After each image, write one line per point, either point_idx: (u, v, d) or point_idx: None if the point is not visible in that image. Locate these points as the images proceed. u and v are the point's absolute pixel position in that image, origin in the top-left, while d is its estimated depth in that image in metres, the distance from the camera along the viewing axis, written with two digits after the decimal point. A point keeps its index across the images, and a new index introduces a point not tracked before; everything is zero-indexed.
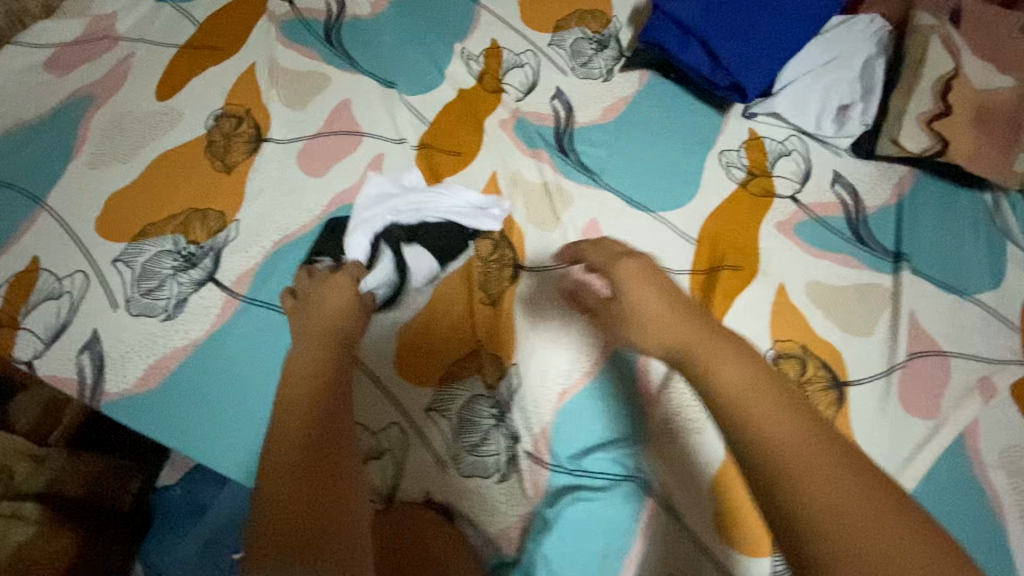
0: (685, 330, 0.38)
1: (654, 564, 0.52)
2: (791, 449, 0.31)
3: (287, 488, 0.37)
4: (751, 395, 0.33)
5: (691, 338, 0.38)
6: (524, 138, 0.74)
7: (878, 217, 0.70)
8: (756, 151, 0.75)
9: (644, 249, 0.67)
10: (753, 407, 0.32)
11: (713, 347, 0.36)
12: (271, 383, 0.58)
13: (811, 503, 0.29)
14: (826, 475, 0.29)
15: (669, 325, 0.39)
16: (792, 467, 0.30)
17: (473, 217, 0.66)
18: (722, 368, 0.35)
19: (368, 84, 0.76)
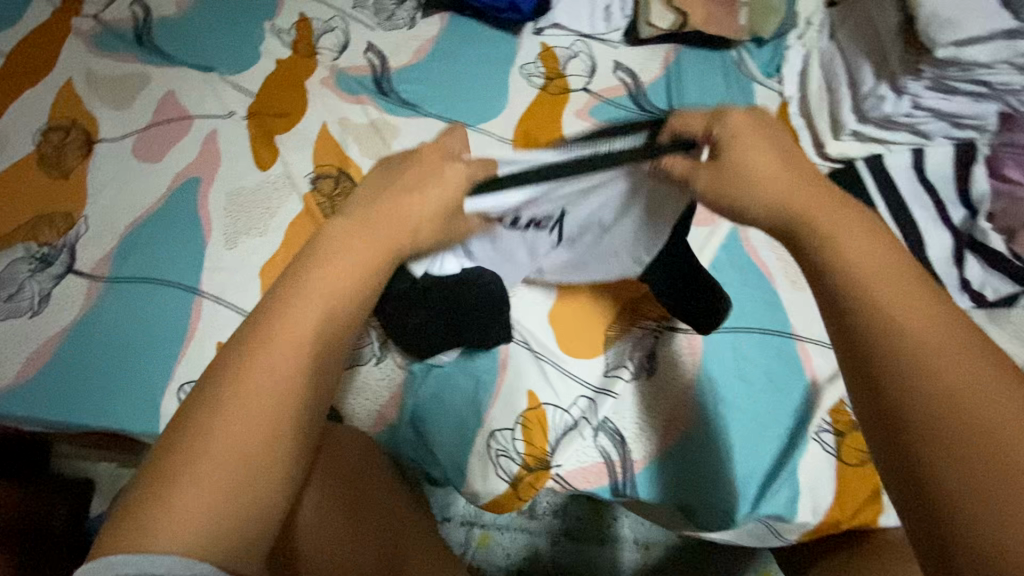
0: (815, 198, 0.41)
1: (517, 387, 0.61)
2: (898, 325, 0.33)
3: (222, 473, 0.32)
4: (886, 288, 0.35)
5: (821, 209, 0.40)
6: (346, 90, 0.83)
7: (653, 87, 0.84)
8: (549, 59, 0.87)
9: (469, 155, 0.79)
10: (903, 317, 0.33)
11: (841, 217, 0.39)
12: (151, 343, 0.63)
13: (917, 389, 0.31)
14: (966, 387, 0.31)
15: (816, 201, 0.40)
16: (931, 365, 0.32)
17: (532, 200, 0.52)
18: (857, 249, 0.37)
19: (189, 74, 0.82)
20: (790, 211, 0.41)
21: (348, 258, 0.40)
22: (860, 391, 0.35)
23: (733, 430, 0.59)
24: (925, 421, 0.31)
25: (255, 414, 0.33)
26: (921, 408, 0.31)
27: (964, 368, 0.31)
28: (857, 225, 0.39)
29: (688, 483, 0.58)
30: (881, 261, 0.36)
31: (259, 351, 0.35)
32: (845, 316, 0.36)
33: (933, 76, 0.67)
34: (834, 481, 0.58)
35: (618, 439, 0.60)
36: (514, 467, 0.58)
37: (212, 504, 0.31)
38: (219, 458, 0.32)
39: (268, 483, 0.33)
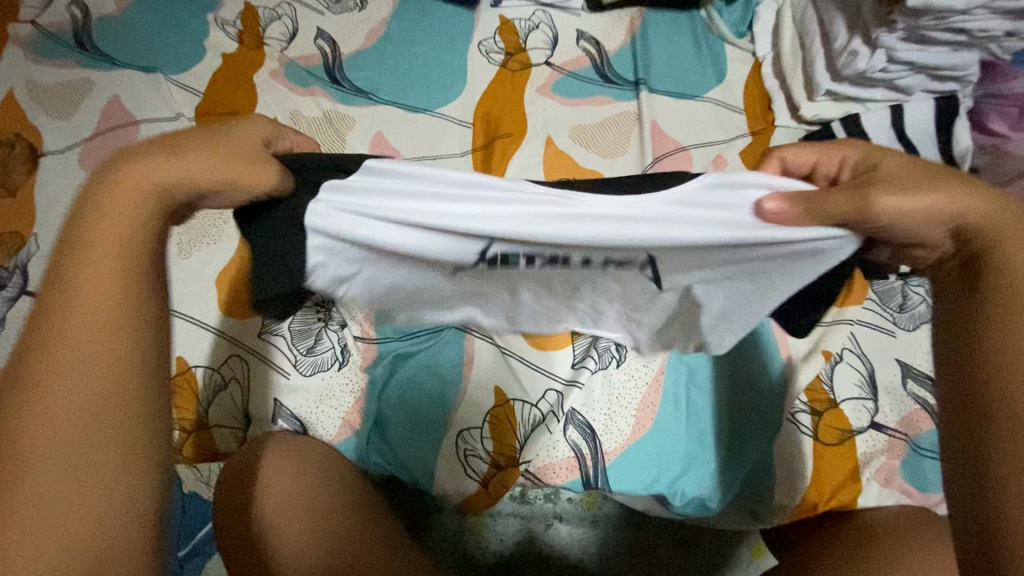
0: (980, 207, 0.36)
1: (484, 385, 0.60)
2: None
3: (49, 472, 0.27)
4: None
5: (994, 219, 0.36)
6: (296, 81, 0.79)
7: (618, 56, 0.81)
8: (509, 34, 0.83)
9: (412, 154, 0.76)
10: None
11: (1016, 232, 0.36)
12: None
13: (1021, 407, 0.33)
14: None
15: (1000, 217, 0.36)
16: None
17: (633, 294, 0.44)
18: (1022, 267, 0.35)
19: (133, 76, 0.78)
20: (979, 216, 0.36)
21: (129, 221, 0.33)
22: (960, 400, 0.37)
23: (704, 416, 0.59)
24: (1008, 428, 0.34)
25: (82, 414, 0.29)
26: (1003, 442, 0.34)
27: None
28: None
29: (661, 474, 0.57)
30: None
31: (53, 365, 0.29)
32: (976, 321, 0.36)
33: (908, 27, 0.62)
34: (810, 461, 0.56)
35: (588, 432, 0.58)
36: (482, 466, 0.58)
37: (68, 519, 0.27)
38: (61, 462, 0.27)
39: (100, 498, 0.28)
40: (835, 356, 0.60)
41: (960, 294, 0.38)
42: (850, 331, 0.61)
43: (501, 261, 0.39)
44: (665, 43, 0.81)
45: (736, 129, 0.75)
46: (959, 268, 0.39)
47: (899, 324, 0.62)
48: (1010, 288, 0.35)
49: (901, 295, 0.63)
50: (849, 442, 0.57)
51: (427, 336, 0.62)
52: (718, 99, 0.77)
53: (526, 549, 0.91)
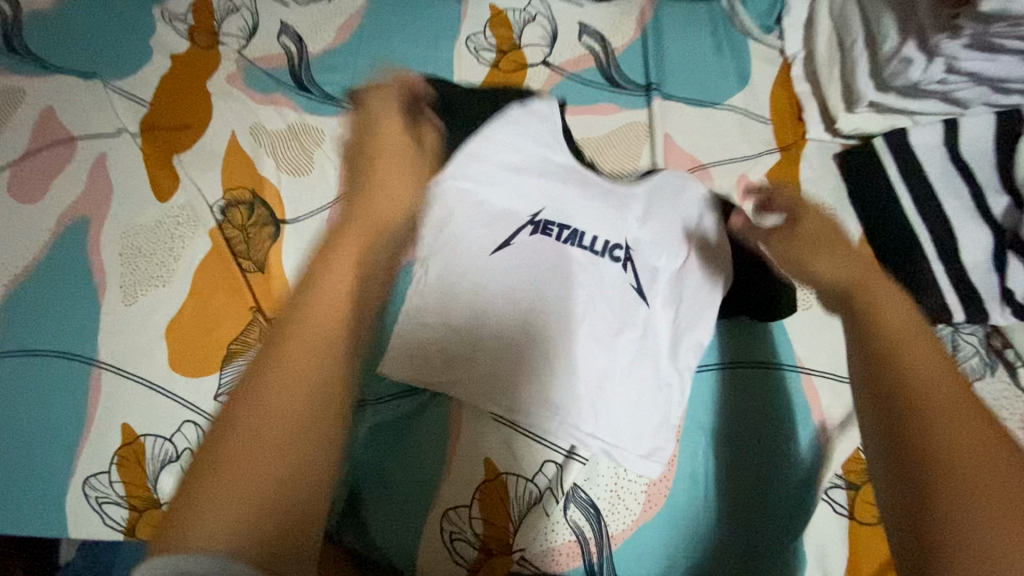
0: (850, 270, 0.42)
1: (472, 459, 0.52)
2: (906, 359, 0.34)
3: (266, 437, 0.31)
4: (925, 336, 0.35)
5: (860, 277, 0.40)
6: (257, 87, 0.69)
7: (627, 54, 0.71)
8: (501, 27, 0.72)
9: None
10: (908, 355, 0.34)
11: (879, 284, 0.39)
12: (42, 431, 0.53)
13: (933, 429, 0.30)
14: (954, 428, 0.30)
15: (865, 275, 0.41)
16: (920, 395, 0.32)
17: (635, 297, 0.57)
18: (879, 298, 0.38)
19: (69, 83, 0.68)
20: (848, 274, 0.41)
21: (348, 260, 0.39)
22: (878, 418, 0.33)
23: (724, 491, 0.51)
24: (921, 435, 0.30)
25: (292, 396, 0.32)
26: (912, 444, 0.31)
27: (965, 420, 0.30)
28: (894, 290, 0.39)
29: (677, 562, 0.50)
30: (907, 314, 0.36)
31: (277, 349, 0.34)
32: (864, 357, 0.35)
33: (974, 33, 0.52)
34: (844, 545, 0.50)
35: (592, 512, 0.51)
36: (473, 552, 0.50)
37: (249, 492, 0.29)
38: (257, 442, 0.30)
39: (310, 479, 0.31)
40: None
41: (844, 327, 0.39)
42: None
43: (543, 229, 0.58)
44: (681, 40, 0.70)
45: (764, 143, 0.65)
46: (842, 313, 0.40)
47: None
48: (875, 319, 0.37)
49: (951, 344, 0.55)
50: None
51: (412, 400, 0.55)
52: (742, 107, 0.67)
53: None
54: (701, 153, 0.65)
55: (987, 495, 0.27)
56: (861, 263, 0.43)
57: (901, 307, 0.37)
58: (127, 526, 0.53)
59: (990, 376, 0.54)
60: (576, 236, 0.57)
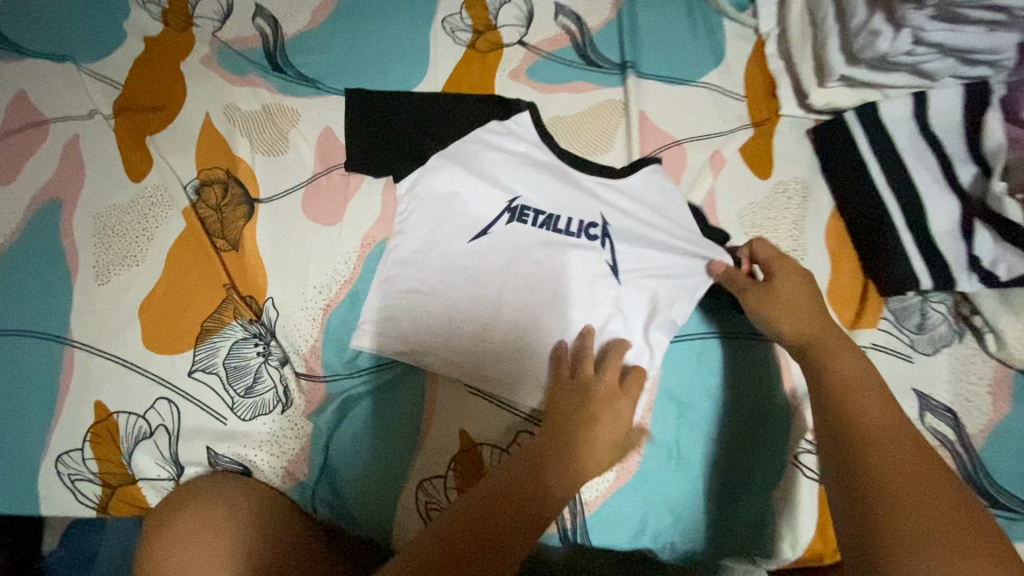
0: (812, 326, 0.48)
1: (447, 430, 0.53)
2: (859, 418, 0.41)
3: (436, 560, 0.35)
4: (842, 363, 0.45)
5: (817, 333, 0.47)
6: (231, 68, 0.69)
7: (601, 33, 0.71)
8: (477, 8, 0.72)
9: None
10: (852, 409, 0.41)
11: (834, 343, 0.46)
12: (14, 411, 0.53)
13: (883, 484, 0.37)
14: (916, 493, 0.36)
15: (816, 326, 0.48)
16: (890, 468, 0.37)
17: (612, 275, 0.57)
18: (840, 365, 0.45)
19: (42, 67, 0.68)
20: (806, 328, 0.48)
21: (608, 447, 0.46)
22: (826, 451, 0.41)
23: (697, 459, 0.52)
24: (880, 493, 0.36)
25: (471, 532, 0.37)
26: (874, 496, 0.36)
27: (900, 459, 0.38)
28: (852, 353, 0.46)
29: (647, 527, 0.50)
30: (862, 374, 0.44)
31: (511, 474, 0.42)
32: (831, 421, 0.42)
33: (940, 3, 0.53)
34: (816, 511, 0.50)
35: None
36: None
37: None
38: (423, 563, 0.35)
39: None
40: None
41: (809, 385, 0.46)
42: None
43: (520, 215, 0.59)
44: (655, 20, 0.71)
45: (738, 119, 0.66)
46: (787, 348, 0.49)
47: (916, 348, 0.55)
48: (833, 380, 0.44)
49: (919, 314, 0.56)
50: None
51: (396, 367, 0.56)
52: (715, 85, 0.67)
53: None
54: (675, 130, 0.65)
55: (930, 539, 0.33)
56: (826, 320, 0.49)
57: (856, 366, 0.44)
58: (101, 504, 0.53)
59: (957, 343, 0.55)
60: (551, 220, 0.59)
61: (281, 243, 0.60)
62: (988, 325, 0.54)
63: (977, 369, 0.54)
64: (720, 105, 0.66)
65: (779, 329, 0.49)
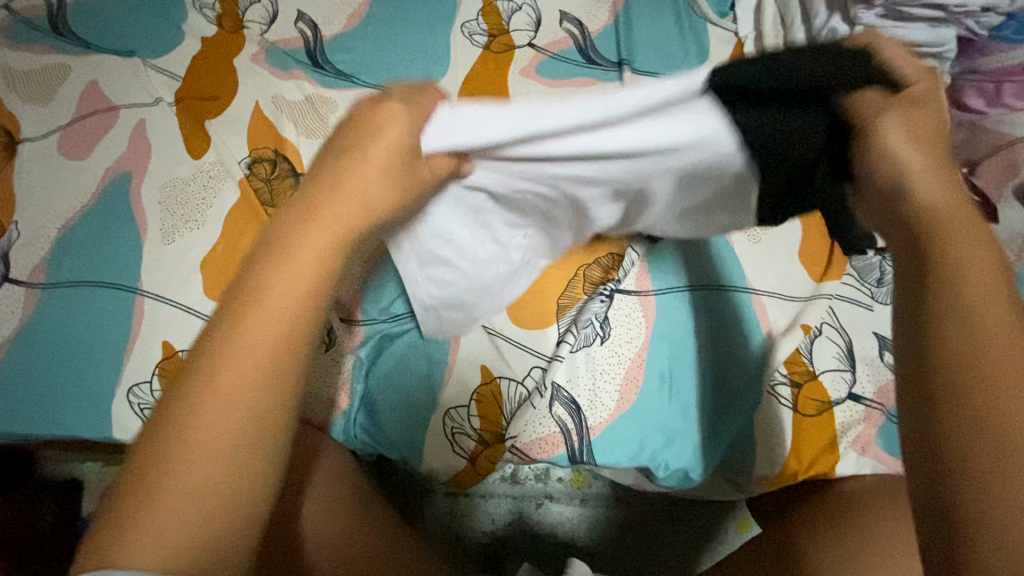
0: (943, 198, 0.33)
1: (469, 364, 0.60)
2: (978, 316, 0.30)
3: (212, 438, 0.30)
4: (977, 263, 0.31)
5: (943, 212, 0.32)
6: (277, 64, 0.79)
7: (600, 37, 0.81)
8: (492, 15, 0.83)
9: None
10: (969, 297, 0.30)
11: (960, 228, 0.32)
12: (92, 349, 0.61)
13: (988, 405, 0.28)
14: (1021, 404, 0.28)
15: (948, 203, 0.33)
16: (988, 374, 0.29)
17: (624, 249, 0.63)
18: (954, 246, 0.32)
19: (109, 60, 0.77)
20: (940, 206, 0.33)
21: (317, 246, 0.34)
22: (910, 370, 0.31)
23: (689, 390, 0.59)
24: (961, 422, 0.28)
25: (228, 425, 0.31)
26: (959, 433, 0.28)
27: (1020, 371, 0.29)
28: (977, 239, 0.32)
29: (643, 447, 0.58)
30: (988, 275, 0.31)
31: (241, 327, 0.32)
32: (929, 314, 0.31)
33: (886, 4, 0.63)
34: (789, 433, 0.58)
35: (574, 408, 0.59)
36: (470, 443, 0.59)
37: (181, 496, 0.30)
38: (202, 447, 0.30)
39: (232, 464, 0.31)
40: (814, 329, 0.61)
41: (900, 286, 0.33)
42: (829, 306, 0.62)
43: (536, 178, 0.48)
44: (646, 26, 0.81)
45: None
46: (897, 246, 0.34)
47: (877, 299, 0.64)
48: (946, 270, 0.31)
49: (878, 270, 0.65)
50: (827, 412, 0.59)
51: None
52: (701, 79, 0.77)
53: (519, 531, 0.91)
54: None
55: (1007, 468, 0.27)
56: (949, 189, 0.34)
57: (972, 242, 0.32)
58: None
59: None
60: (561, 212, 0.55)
61: None
62: None
63: None
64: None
65: (874, 170, 0.35)
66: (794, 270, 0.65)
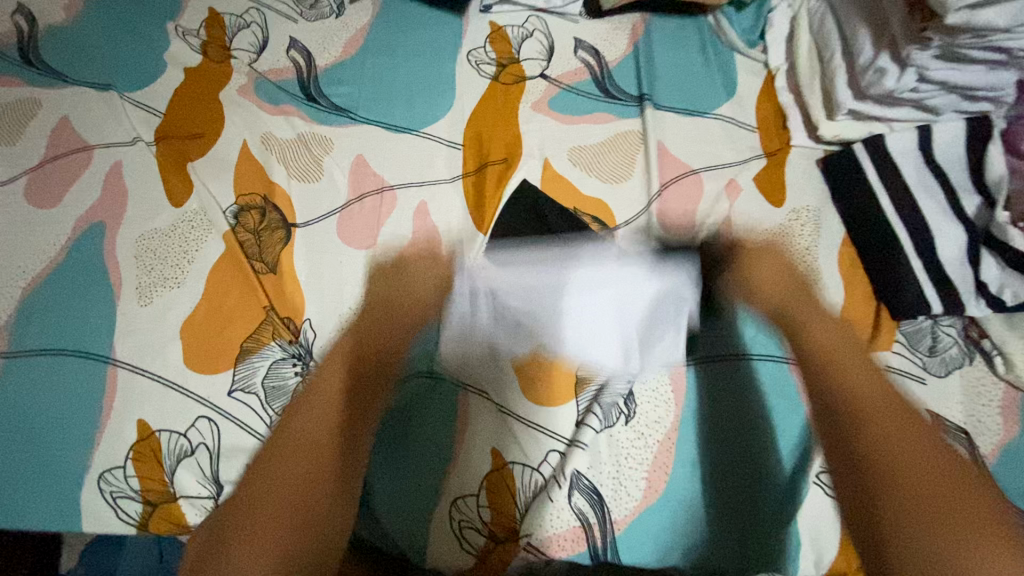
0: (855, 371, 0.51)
1: (480, 447, 0.54)
2: (893, 437, 0.45)
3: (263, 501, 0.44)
4: (880, 431, 0.46)
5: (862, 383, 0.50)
6: (267, 97, 0.72)
7: (618, 67, 0.74)
8: (501, 42, 0.76)
9: (398, 178, 0.68)
10: (869, 430, 0.46)
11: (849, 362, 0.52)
12: (59, 428, 0.55)
13: (901, 558, 0.40)
14: (909, 530, 0.41)
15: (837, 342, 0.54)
16: (900, 504, 0.42)
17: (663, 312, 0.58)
18: (852, 376, 0.51)
19: (84, 94, 0.71)
20: (855, 403, 0.48)
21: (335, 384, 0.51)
22: (845, 493, 0.46)
23: (721, 476, 0.54)
24: (923, 537, 0.40)
25: (279, 501, 0.44)
26: (907, 568, 0.39)
27: (920, 465, 0.43)
28: (865, 368, 0.51)
29: (673, 543, 0.52)
30: (879, 399, 0.49)
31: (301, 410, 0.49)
32: (873, 505, 0.43)
33: (942, 44, 0.57)
34: (839, 531, 0.52)
35: (596, 499, 0.53)
36: (479, 538, 0.52)
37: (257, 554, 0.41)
38: (260, 544, 0.42)
39: (319, 527, 0.44)
40: None
41: (845, 492, 0.46)
42: None
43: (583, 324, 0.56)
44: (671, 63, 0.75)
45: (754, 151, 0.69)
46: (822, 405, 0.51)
47: (929, 370, 0.58)
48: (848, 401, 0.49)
49: (931, 337, 0.59)
50: None
51: (428, 380, 0.57)
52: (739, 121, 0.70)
53: None
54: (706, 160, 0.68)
55: (933, 524, 0.40)
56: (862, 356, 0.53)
57: (864, 374, 0.51)
58: (140, 520, 0.54)
59: (967, 365, 0.57)
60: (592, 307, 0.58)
61: (316, 264, 0.63)
62: (997, 347, 0.57)
63: (986, 391, 0.56)
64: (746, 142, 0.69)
65: (835, 394, 0.50)
66: (835, 339, 0.59)
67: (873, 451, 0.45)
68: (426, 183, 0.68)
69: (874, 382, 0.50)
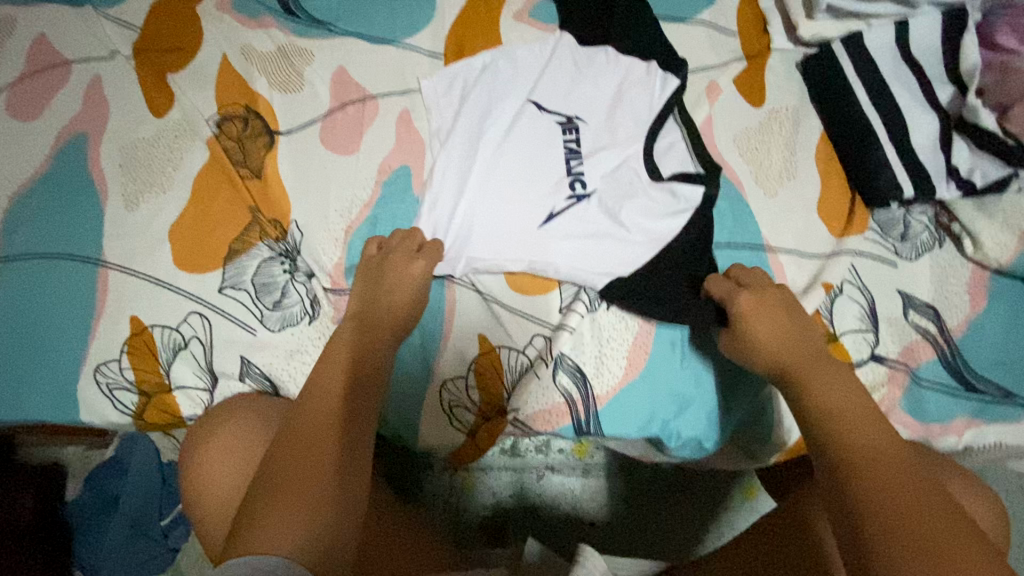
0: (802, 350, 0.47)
1: (468, 332, 0.56)
2: (846, 423, 0.39)
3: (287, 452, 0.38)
4: (853, 419, 0.39)
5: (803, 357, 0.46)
6: (243, 10, 0.71)
7: None
8: None
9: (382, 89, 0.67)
10: (825, 409, 0.41)
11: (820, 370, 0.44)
12: (52, 328, 0.56)
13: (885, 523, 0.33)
14: (886, 483, 0.35)
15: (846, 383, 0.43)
16: (847, 445, 0.38)
17: (637, 204, 0.60)
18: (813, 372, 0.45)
19: (59, 10, 0.70)
20: (835, 402, 0.41)
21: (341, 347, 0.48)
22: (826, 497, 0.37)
23: (699, 352, 0.56)
24: (868, 500, 0.34)
25: (298, 455, 0.37)
26: (883, 534, 0.33)
27: (906, 497, 0.34)
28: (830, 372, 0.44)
29: (654, 415, 0.55)
30: (851, 398, 0.41)
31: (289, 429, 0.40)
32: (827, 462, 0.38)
33: None
34: None
35: (579, 376, 0.56)
36: (470, 416, 0.55)
37: (271, 515, 0.34)
38: (266, 520, 0.34)
39: (325, 500, 0.35)
40: (836, 288, 0.58)
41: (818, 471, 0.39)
42: (851, 263, 0.59)
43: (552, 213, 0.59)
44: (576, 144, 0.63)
45: (647, 74, 0.65)
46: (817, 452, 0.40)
47: (900, 255, 0.60)
48: (819, 417, 0.41)
49: (903, 224, 0.61)
50: None
51: None
52: (573, 136, 0.63)
53: (520, 503, 0.87)
54: (546, 197, 0.60)
55: (910, 516, 0.33)
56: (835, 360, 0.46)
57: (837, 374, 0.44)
58: (136, 411, 0.56)
59: (938, 250, 0.60)
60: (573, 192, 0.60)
61: (301, 170, 0.63)
62: (966, 230, 0.59)
63: (955, 275, 0.58)
64: (641, 74, 0.66)
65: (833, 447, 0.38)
66: (812, 226, 0.61)
67: (811, 403, 0.42)
68: (409, 92, 0.67)
69: (849, 401, 0.41)
